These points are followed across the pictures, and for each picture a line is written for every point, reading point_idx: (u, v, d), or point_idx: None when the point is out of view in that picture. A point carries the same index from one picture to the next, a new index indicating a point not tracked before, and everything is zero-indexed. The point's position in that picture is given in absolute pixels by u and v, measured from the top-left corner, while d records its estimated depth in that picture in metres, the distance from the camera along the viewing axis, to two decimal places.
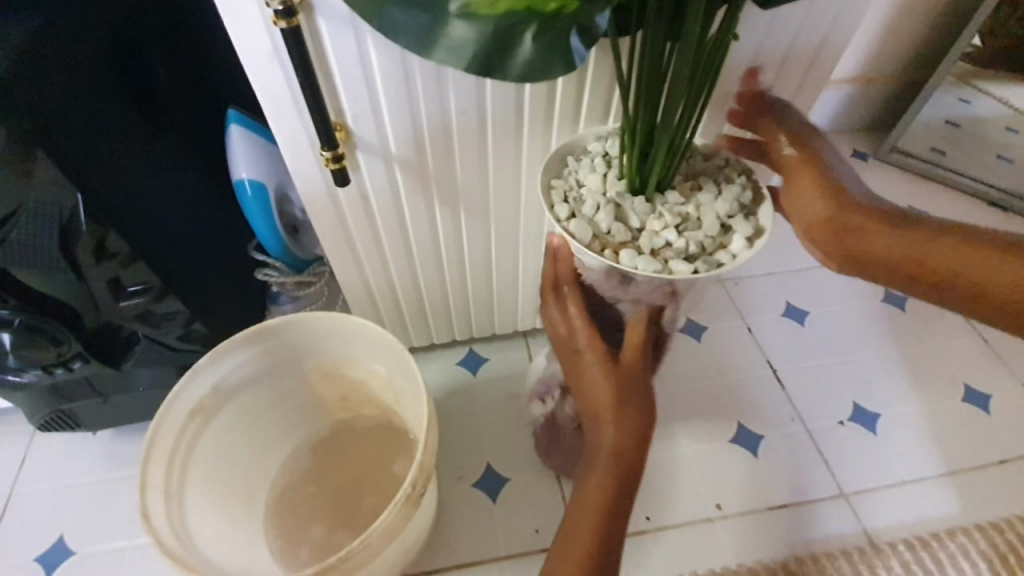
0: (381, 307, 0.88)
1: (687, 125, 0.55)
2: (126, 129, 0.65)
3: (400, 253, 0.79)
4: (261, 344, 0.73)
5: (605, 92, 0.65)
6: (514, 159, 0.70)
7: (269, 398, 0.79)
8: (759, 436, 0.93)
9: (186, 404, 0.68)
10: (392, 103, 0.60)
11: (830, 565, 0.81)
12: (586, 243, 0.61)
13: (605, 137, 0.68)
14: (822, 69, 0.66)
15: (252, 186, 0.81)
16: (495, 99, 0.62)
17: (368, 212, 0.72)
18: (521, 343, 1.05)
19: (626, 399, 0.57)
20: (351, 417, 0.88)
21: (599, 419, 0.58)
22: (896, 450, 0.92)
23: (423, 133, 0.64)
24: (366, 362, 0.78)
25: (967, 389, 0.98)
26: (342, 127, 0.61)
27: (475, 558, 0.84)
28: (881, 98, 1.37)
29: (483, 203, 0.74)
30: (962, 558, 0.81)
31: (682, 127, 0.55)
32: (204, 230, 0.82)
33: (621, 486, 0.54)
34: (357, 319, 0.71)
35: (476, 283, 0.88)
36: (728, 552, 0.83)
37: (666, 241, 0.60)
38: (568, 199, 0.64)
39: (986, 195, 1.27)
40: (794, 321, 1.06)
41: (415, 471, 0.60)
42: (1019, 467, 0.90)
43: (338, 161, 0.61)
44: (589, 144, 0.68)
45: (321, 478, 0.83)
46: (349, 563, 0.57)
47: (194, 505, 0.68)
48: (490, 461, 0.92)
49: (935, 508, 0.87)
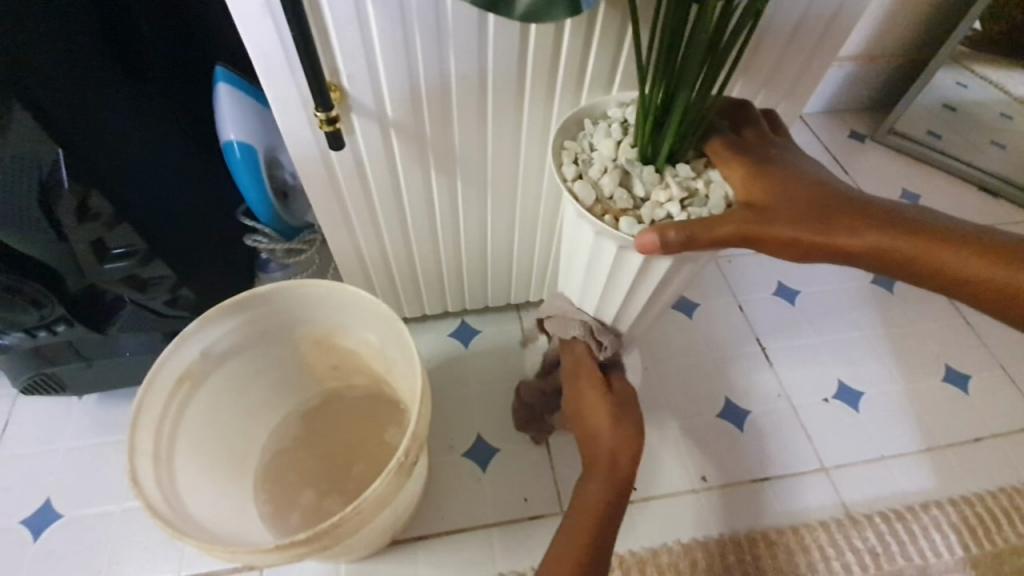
0: (374, 276, 0.87)
1: (705, 95, 0.55)
2: (106, 83, 0.62)
3: (394, 221, 0.78)
4: (250, 312, 0.71)
5: (610, 60, 0.63)
6: (513, 128, 0.68)
7: (260, 364, 0.78)
8: (745, 411, 0.95)
9: (174, 369, 0.67)
10: (390, 64, 0.58)
11: (809, 536, 0.84)
12: (588, 206, 0.61)
13: (627, 104, 0.66)
14: (832, 44, 0.65)
15: (241, 148, 0.79)
16: (497, 63, 0.60)
17: (363, 179, 0.70)
18: (514, 315, 1.05)
19: (622, 421, 0.68)
20: (342, 385, 0.88)
21: (594, 434, 0.69)
22: (876, 427, 0.94)
23: (422, 96, 0.62)
24: (358, 331, 0.77)
25: (947, 369, 1.00)
26: (337, 87, 0.59)
27: (463, 525, 0.85)
28: (882, 78, 1.35)
29: (481, 171, 0.73)
30: (933, 530, 0.84)
31: (701, 96, 0.55)
32: (189, 187, 0.78)
33: (611, 499, 0.63)
34: (346, 286, 0.70)
35: (470, 254, 0.87)
36: (711, 523, 0.85)
37: (667, 213, 0.59)
38: (577, 161, 0.64)
39: (977, 179, 1.28)
40: (785, 299, 1.06)
41: (408, 438, 0.60)
42: (993, 445, 0.93)
43: (333, 124, 0.58)
44: (609, 109, 0.66)
45: (312, 445, 0.84)
46: (341, 528, 0.57)
47: (185, 471, 0.68)
48: (480, 432, 0.93)
49: (911, 483, 0.90)
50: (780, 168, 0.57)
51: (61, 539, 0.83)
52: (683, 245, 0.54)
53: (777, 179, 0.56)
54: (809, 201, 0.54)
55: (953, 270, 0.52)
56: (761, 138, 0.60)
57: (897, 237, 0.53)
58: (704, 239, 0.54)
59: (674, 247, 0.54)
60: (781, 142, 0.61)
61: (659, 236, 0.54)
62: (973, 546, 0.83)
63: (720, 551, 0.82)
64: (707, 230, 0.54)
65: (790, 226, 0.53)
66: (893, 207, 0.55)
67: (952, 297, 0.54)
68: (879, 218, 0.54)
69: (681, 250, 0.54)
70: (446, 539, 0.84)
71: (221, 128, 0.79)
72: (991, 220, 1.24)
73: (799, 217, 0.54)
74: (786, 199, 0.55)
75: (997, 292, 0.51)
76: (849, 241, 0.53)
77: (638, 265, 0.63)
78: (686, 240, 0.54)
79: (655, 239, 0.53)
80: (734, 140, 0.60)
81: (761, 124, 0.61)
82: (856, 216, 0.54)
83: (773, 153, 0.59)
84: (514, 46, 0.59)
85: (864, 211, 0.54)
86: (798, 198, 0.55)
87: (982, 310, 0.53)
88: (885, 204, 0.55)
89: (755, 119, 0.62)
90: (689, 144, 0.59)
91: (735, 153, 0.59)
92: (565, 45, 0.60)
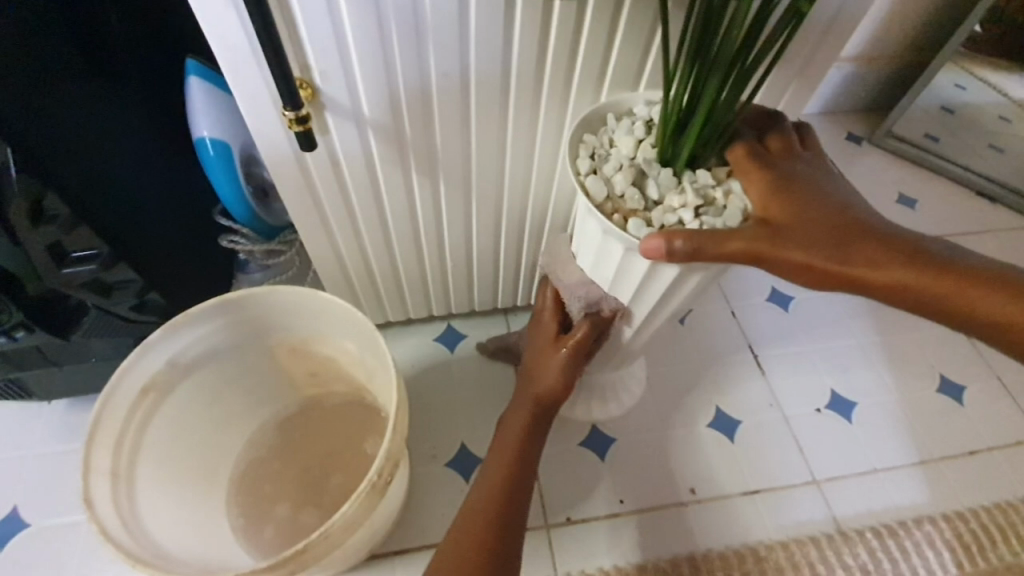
0: (354, 279, 0.84)
1: (731, 103, 0.52)
2: (60, 75, 0.58)
3: (375, 224, 0.74)
4: (221, 318, 0.68)
5: (601, 57, 0.60)
6: (498, 128, 0.65)
7: (234, 373, 0.75)
8: (737, 421, 0.92)
9: (137, 380, 0.63)
10: (366, 61, 0.54)
11: (799, 552, 0.82)
12: (598, 203, 0.59)
13: (655, 103, 0.63)
14: (832, 46, 0.62)
15: (214, 145, 0.76)
16: (479, 59, 0.57)
17: (340, 179, 0.67)
18: (501, 320, 1.02)
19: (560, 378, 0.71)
20: (321, 393, 0.85)
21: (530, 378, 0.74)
22: (870, 439, 0.92)
23: (400, 96, 0.59)
24: (336, 339, 0.74)
25: (943, 380, 0.98)
26: (308, 84, 0.55)
27: (445, 538, 0.83)
28: (882, 79, 1.33)
29: (465, 173, 0.70)
30: (926, 547, 0.83)
31: (727, 103, 0.52)
32: (156, 187, 0.74)
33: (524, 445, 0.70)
34: (322, 294, 0.66)
35: (455, 257, 0.84)
36: (700, 536, 0.83)
37: (678, 219, 0.56)
38: (594, 156, 0.61)
39: (975, 184, 1.26)
40: (779, 306, 1.04)
41: (382, 458, 0.56)
42: (988, 458, 0.92)
43: (304, 124, 0.54)
44: (635, 107, 0.64)
45: (289, 455, 0.81)
46: (310, 553, 0.54)
47: (149, 488, 0.64)
48: (464, 442, 0.91)
49: (904, 496, 0.88)
50: (804, 186, 0.54)
51: (26, 551, 0.80)
52: (689, 256, 0.51)
53: (798, 199, 0.53)
54: (825, 225, 0.51)
55: (977, 312, 0.49)
56: (788, 154, 0.57)
57: (921, 273, 0.49)
58: (711, 252, 0.51)
59: (680, 256, 0.51)
60: (809, 160, 0.58)
61: (666, 242, 0.51)
62: (967, 564, 0.82)
63: (708, 566, 0.80)
64: (717, 243, 0.51)
65: (803, 249, 0.50)
66: (918, 238, 0.51)
67: (981, 340, 0.50)
68: (904, 252, 0.50)
69: (686, 261, 0.51)
70: (426, 553, 0.82)
71: (195, 123, 0.76)
72: (988, 226, 1.22)
73: (814, 241, 0.50)
74: (802, 221, 0.51)
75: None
76: (868, 272, 0.49)
77: (636, 272, 0.61)
78: (693, 251, 0.51)
79: (662, 245, 0.51)
80: (758, 150, 0.57)
81: (792, 139, 0.58)
82: (879, 247, 0.50)
83: (799, 169, 0.56)
84: (498, 41, 0.56)
85: (888, 243, 0.50)
86: (815, 221, 0.51)
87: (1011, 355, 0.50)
88: (912, 237, 0.51)
89: (789, 134, 0.59)
90: (711, 150, 0.57)
91: (758, 163, 0.56)
92: (553, 42, 0.57)
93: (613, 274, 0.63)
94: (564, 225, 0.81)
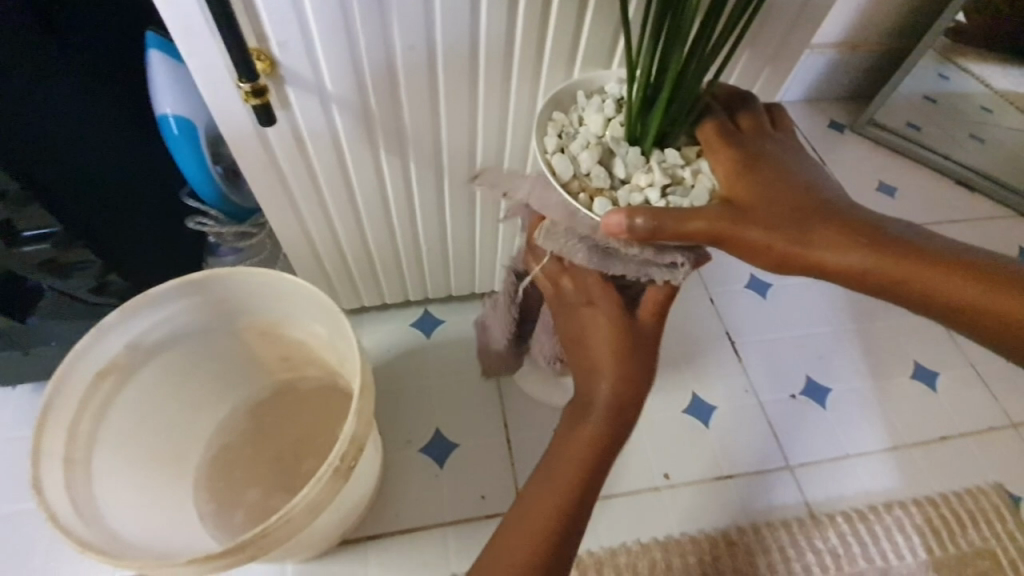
0: (326, 262, 0.82)
1: (698, 79, 0.51)
2: (14, 46, 0.56)
3: (344, 204, 0.72)
4: (183, 300, 0.66)
5: (573, 32, 0.58)
6: (469, 106, 0.63)
7: (199, 357, 0.73)
8: (712, 407, 0.93)
9: (94, 363, 0.61)
10: (326, 33, 0.52)
11: (770, 536, 0.82)
12: (564, 181, 0.58)
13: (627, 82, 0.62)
14: (807, 27, 0.61)
15: (178, 123, 0.73)
16: (446, 34, 0.55)
17: (305, 157, 0.65)
18: (479, 305, 1.01)
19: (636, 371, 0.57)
20: (295, 377, 0.83)
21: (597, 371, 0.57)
22: (842, 425, 0.93)
23: (364, 70, 0.57)
24: (304, 322, 0.72)
25: (916, 366, 0.99)
26: (265, 55, 0.53)
27: (419, 523, 0.82)
28: (865, 67, 1.32)
29: (436, 153, 0.68)
30: (896, 532, 0.84)
31: (694, 78, 0.51)
32: (119, 165, 0.72)
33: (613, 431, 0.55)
34: (286, 275, 0.65)
35: (429, 240, 0.83)
36: (673, 520, 0.83)
37: (645, 199, 0.56)
38: (562, 135, 0.60)
39: (955, 173, 1.26)
40: (757, 292, 1.04)
41: (344, 442, 0.56)
42: (959, 444, 0.93)
43: (261, 97, 0.53)
44: (607, 85, 0.62)
45: (259, 441, 0.80)
46: (270, 539, 0.53)
47: (106, 474, 0.63)
48: (439, 427, 0.90)
49: (875, 481, 0.89)
50: (770, 168, 0.53)
51: None
52: (650, 234, 0.50)
53: (763, 180, 0.52)
54: (788, 206, 0.50)
55: (941, 298, 0.47)
56: (758, 135, 0.56)
57: (885, 256, 0.48)
58: (672, 231, 0.50)
59: (640, 233, 0.50)
60: (780, 140, 0.57)
61: (627, 218, 0.50)
62: (936, 548, 0.83)
63: (681, 551, 0.80)
64: (677, 222, 0.50)
65: (764, 230, 0.49)
66: (884, 221, 0.50)
67: (952, 326, 0.49)
68: (869, 235, 0.49)
69: (646, 239, 0.50)
70: (399, 539, 0.81)
71: (156, 100, 0.73)
72: (966, 215, 1.23)
73: (775, 223, 0.50)
74: (765, 201, 0.51)
75: (1000, 322, 0.46)
76: (829, 255, 0.48)
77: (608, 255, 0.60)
78: (653, 229, 0.50)
79: (622, 221, 0.49)
80: (727, 127, 0.56)
81: (763, 120, 0.57)
82: (842, 230, 0.49)
83: (767, 149, 0.55)
84: (464, 14, 0.54)
85: (853, 225, 0.49)
86: (779, 202, 0.50)
87: (982, 340, 0.48)
88: (878, 221, 0.50)
89: (759, 116, 0.58)
90: (680, 129, 0.56)
91: (724, 140, 0.55)
92: (522, 16, 0.55)
93: None
94: None
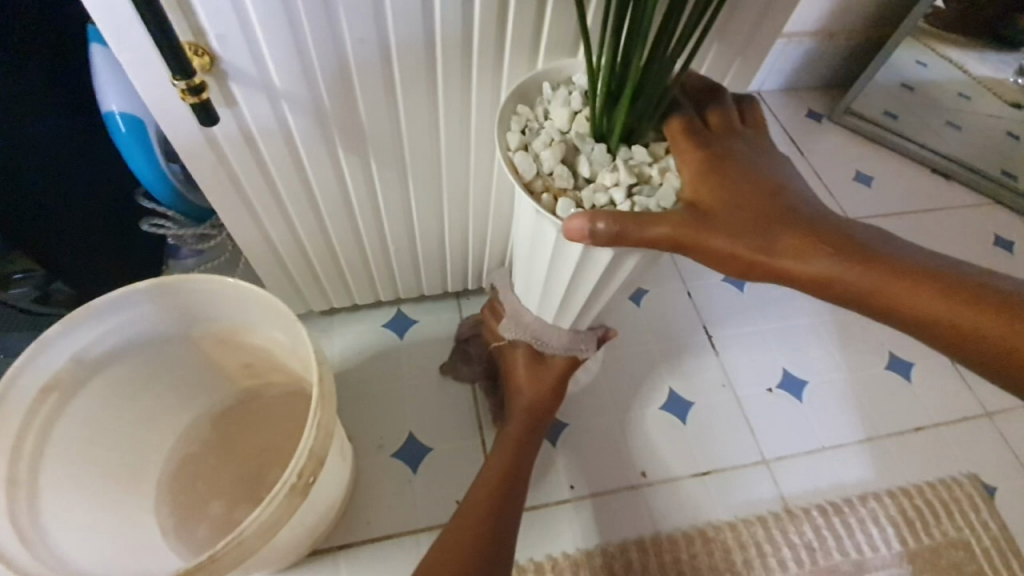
0: (289, 265, 0.79)
1: (665, 69, 0.49)
2: None
3: (303, 205, 0.69)
4: (133, 309, 0.63)
5: (534, 21, 0.56)
6: (428, 101, 0.61)
7: (154, 366, 0.70)
8: (689, 403, 0.92)
9: (37, 378, 0.58)
10: (268, 25, 0.49)
11: (747, 532, 0.82)
12: (526, 181, 0.56)
13: None
14: (778, 15, 0.59)
15: (124, 120, 0.68)
16: (398, 27, 0.52)
17: (257, 157, 0.62)
18: (453, 304, 0.99)
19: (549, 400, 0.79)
20: (259, 384, 0.81)
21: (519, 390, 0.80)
22: (819, 418, 0.92)
23: (312, 64, 0.54)
24: (263, 329, 0.69)
25: (892, 357, 0.99)
26: (203, 50, 0.50)
27: (391, 530, 0.81)
28: (843, 55, 1.31)
29: (396, 150, 0.65)
30: (871, 524, 0.84)
31: (659, 69, 0.49)
32: (64, 167, 0.69)
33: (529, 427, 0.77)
34: (240, 282, 0.62)
35: (396, 240, 0.80)
36: (649, 519, 0.83)
37: (609, 199, 0.54)
38: (526, 130, 0.58)
39: (932, 161, 1.26)
40: (735, 286, 1.03)
41: (301, 457, 0.53)
42: (933, 434, 0.93)
43: (199, 95, 0.49)
44: (575, 76, 0.60)
45: (223, 451, 0.77)
46: (224, 561, 0.51)
47: (54, 494, 0.60)
48: (413, 430, 0.88)
49: (850, 474, 0.89)
50: (737, 168, 0.51)
51: None
52: (612, 239, 0.48)
53: (729, 182, 0.50)
54: (753, 211, 0.48)
55: (903, 309, 0.46)
56: (725, 134, 0.54)
57: (849, 265, 0.47)
58: (636, 237, 0.48)
59: (603, 238, 0.48)
60: (748, 138, 0.55)
61: (589, 223, 0.48)
62: (910, 539, 0.83)
63: (657, 550, 0.80)
64: (640, 228, 0.48)
65: (728, 237, 0.48)
66: (848, 227, 0.49)
67: (912, 335, 0.48)
68: (833, 242, 0.47)
69: (609, 244, 0.49)
70: (372, 546, 0.80)
71: (102, 94, 0.68)
72: (942, 203, 1.23)
73: (738, 230, 0.48)
74: (730, 207, 0.49)
75: (957, 334, 0.45)
76: (793, 263, 0.47)
77: (575, 258, 0.59)
78: (616, 234, 0.48)
79: (584, 226, 0.48)
80: (695, 124, 0.54)
81: (733, 117, 0.56)
82: (807, 237, 0.47)
83: (736, 148, 0.53)
84: (416, 3, 0.51)
85: (818, 231, 0.48)
86: (744, 207, 0.49)
87: (939, 351, 0.48)
88: (844, 228, 0.49)
89: (729, 112, 0.56)
90: (647, 124, 0.54)
91: (691, 138, 0.53)
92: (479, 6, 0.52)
93: (550, 258, 0.61)
94: (508, 205, 0.78)
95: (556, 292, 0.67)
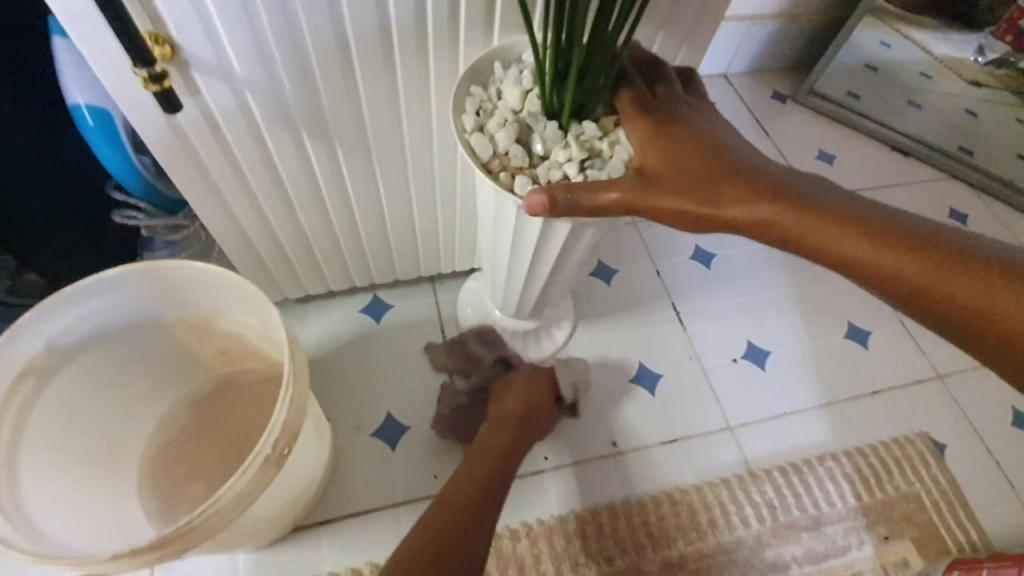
0: (261, 252, 0.81)
1: (608, 43, 0.51)
2: None
3: (271, 192, 0.71)
4: (103, 297, 0.64)
5: (486, 4, 0.57)
6: (388, 85, 0.63)
7: (129, 353, 0.71)
8: (658, 374, 0.95)
9: (10, 366, 0.59)
10: (224, 12, 0.51)
11: (712, 494, 0.86)
12: (484, 161, 0.59)
13: None
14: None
15: (93, 114, 0.69)
16: (353, 13, 0.54)
17: (222, 144, 0.63)
18: (427, 287, 1.01)
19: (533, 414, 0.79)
20: (236, 369, 0.83)
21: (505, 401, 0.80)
22: (781, 385, 0.97)
23: (270, 51, 0.55)
24: (235, 313, 0.71)
25: (851, 326, 1.04)
26: (163, 39, 0.51)
27: (370, 506, 0.83)
28: (804, 37, 1.34)
29: (360, 135, 0.67)
30: (828, 481, 0.88)
31: (602, 43, 0.51)
32: (29, 159, 0.70)
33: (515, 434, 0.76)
34: (209, 265, 0.64)
35: (366, 224, 0.82)
36: (620, 486, 0.86)
37: (564, 174, 0.57)
38: (481, 111, 0.61)
39: (891, 138, 1.30)
40: (701, 263, 1.07)
41: (274, 431, 0.56)
42: (888, 397, 0.98)
43: (161, 82, 0.51)
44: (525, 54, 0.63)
45: (202, 434, 0.79)
46: (201, 530, 0.53)
47: (34, 478, 0.61)
48: (390, 410, 0.90)
49: (810, 436, 0.93)
50: (683, 132, 0.53)
51: None
52: (569, 208, 0.52)
53: (677, 143, 0.53)
54: (699, 169, 0.51)
55: (840, 254, 0.49)
56: (672, 101, 0.57)
57: (787, 215, 0.50)
58: (591, 204, 0.52)
59: (560, 209, 0.52)
60: (693, 104, 0.58)
61: (546, 198, 0.51)
62: (865, 494, 0.88)
63: (626, 513, 0.83)
64: (593, 195, 0.51)
65: (676, 195, 0.51)
66: (790, 179, 0.52)
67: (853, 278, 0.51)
68: (773, 194, 0.50)
69: (567, 214, 0.52)
70: (352, 521, 0.82)
71: (66, 88, 0.69)
72: (900, 179, 1.27)
73: (685, 188, 0.51)
74: (678, 168, 0.52)
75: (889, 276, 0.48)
76: (735, 215, 0.50)
77: (536, 234, 0.62)
78: (573, 204, 0.52)
79: (543, 201, 0.51)
80: (642, 96, 0.57)
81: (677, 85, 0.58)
82: (749, 191, 0.51)
83: (682, 113, 0.56)
84: None
85: (758, 184, 0.51)
86: (690, 166, 0.52)
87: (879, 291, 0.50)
88: (785, 180, 0.52)
89: (673, 80, 0.59)
90: (596, 99, 0.56)
91: (639, 108, 0.56)
92: None
93: (512, 235, 0.64)
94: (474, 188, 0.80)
95: (520, 267, 0.70)
